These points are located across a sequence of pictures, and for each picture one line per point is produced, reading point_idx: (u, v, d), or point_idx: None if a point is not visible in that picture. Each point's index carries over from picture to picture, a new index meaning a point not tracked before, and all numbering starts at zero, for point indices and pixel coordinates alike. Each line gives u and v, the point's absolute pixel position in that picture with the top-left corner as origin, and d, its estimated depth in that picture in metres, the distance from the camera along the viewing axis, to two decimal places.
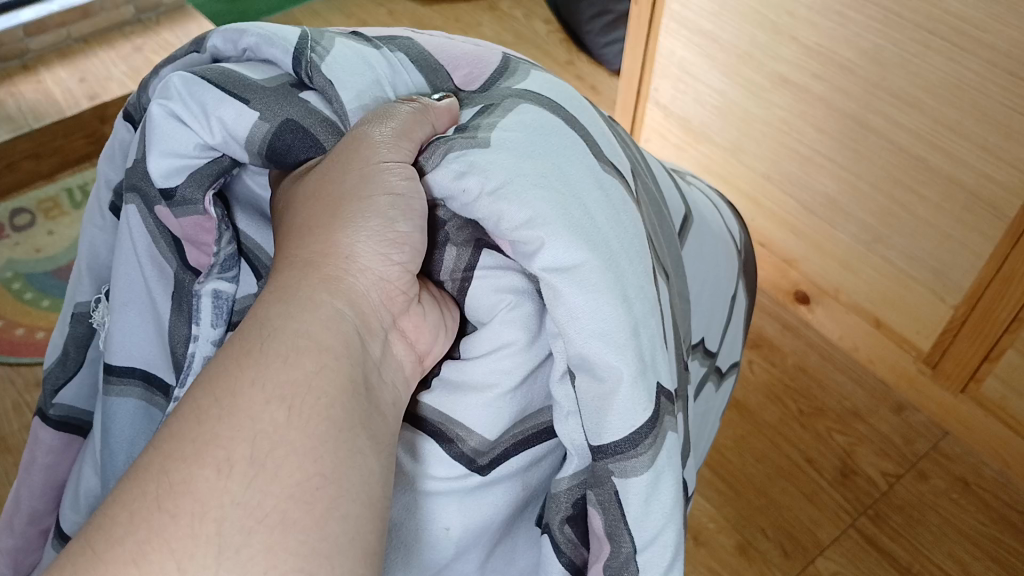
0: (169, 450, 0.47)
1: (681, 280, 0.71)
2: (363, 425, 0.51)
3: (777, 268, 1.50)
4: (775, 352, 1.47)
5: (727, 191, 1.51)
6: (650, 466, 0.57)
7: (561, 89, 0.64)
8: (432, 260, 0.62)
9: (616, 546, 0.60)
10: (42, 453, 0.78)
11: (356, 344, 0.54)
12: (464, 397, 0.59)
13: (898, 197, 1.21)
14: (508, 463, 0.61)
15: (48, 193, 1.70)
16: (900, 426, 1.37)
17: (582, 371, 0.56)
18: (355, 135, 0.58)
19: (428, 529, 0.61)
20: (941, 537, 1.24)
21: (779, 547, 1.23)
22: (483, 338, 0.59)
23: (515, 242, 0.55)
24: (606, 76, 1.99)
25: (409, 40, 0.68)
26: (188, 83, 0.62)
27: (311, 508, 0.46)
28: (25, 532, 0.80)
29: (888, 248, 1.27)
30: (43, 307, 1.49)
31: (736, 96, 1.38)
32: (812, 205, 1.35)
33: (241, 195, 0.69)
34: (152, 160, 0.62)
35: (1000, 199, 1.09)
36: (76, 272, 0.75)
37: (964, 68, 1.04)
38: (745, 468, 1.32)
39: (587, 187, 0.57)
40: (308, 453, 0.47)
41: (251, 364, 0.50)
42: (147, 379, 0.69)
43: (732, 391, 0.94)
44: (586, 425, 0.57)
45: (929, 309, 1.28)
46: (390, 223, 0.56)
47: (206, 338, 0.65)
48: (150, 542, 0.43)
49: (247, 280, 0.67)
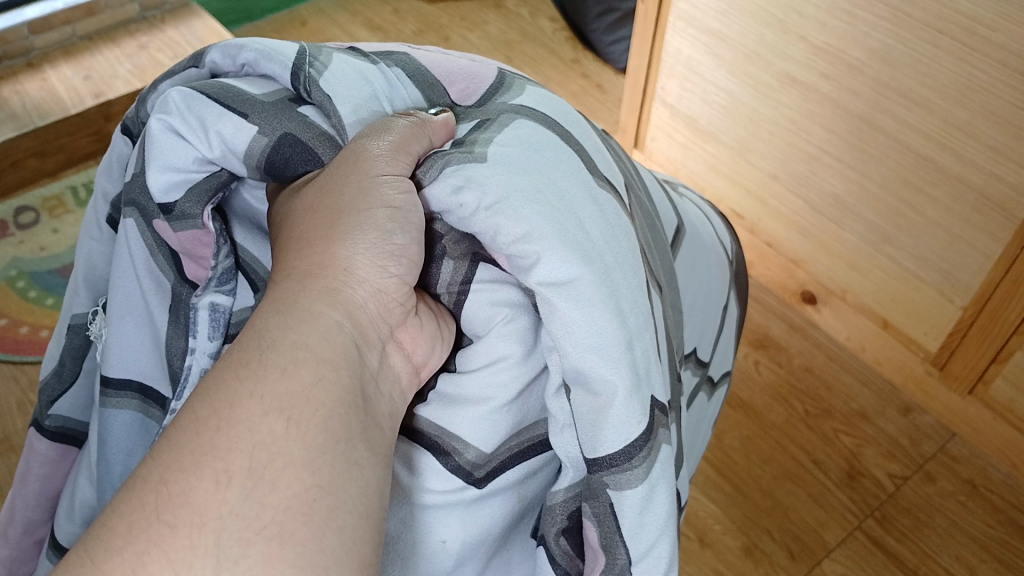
0: (168, 460, 0.46)
1: (674, 293, 0.70)
2: (361, 435, 0.50)
3: (784, 268, 1.49)
4: (781, 352, 1.46)
5: (734, 191, 1.50)
6: (645, 478, 0.56)
7: (556, 104, 0.64)
8: (429, 273, 0.61)
9: (611, 558, 0.59)
10: (37, 463, 0.77)
11: (354, 357, 0.53)
12: (460, 409, 0.59)
13: (907, 197, 1.20)
14: (504, 476, 0.60)
15: (52, 191, 1.70)
16: (906, 428, 1.36)
17: (578, 384, 0.55)
18: (354, 148, 0.58)
19: (425, 542, 0.60)
20: (949, 539, 1.23)
21: (785, 549, 1.22)
22: (481, 351, 0.59)
23: (511, 256, 0.54)
24: (612, 74, 1.99)
25: (406, 56, 0.67)
26: (188, 99, 0.61)
27: (309, 519, 0.45)
28: (20, 542, 0.79)
29: (896, 249, 1.26)
30: (47, 305, 1.49)
31: (744, 95, 1.37)
32: (820, 205, 1.34)
33: (239, 210, 0.69)
34: (151, 174, 0.62)
35: (1010, 199, 1.08)
36: (73, 284, 0.75)
37: (974, 68, 1.03)
38: (751, 470, 1.31)
39: (581, 202, 0.56)
40: (305, 464, 0.47)
41: (249, 375, 0.49)
42: (143, 392, 0.68)
43: (724, 401, 0.93)
44: (582, 437, 0.57)
45: (937, 310, 1.27)
46: (387, 236, 0.56)
47: (203, 351, 0.64)
48: (150, 552, 0.43)
49: (244, 292, 0.67)
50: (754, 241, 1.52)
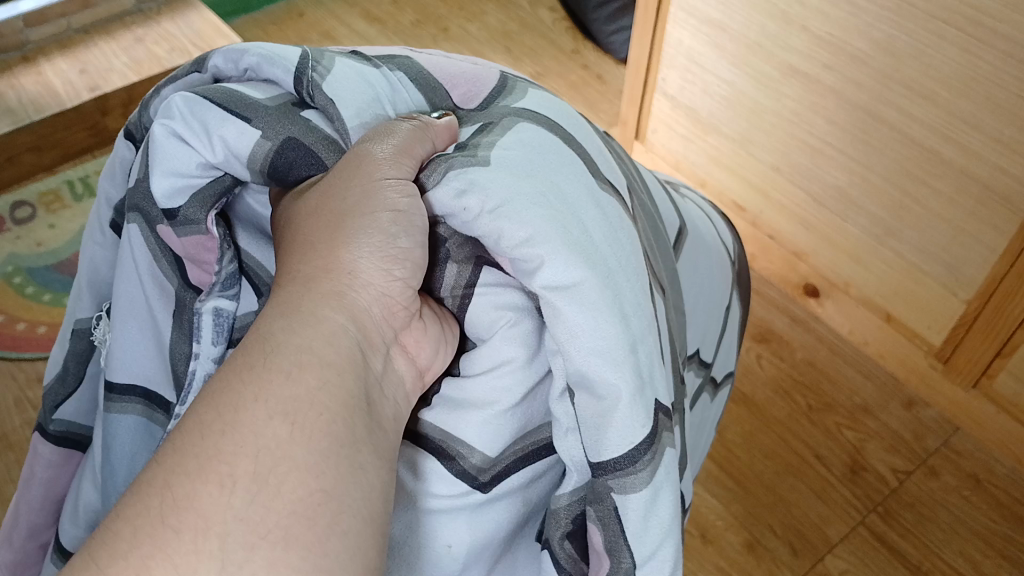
0: (172, 464, 0.45)
1: (676, 294, 0.69)
2: (365, 440, 0.49)
3: (786, 261, 1.48)
4: (784, 346, 1.45)
5: (736, 183, 1.49)
6: (650, 482, 0.55)
7: (558, 106, 0.63)
8: (432, 277, 0.60)
9: (616, 562, 0.58)
10: (41, 468, 0.77)
11: (357, 360, 0.52)
12: (464, 414, 0.58)
13: (911, 190, 1.19)
14: (508, 480, 0.59)
15: (49, 186, 1.68)
16: (909, 422, 1.35)
17: (582, 388, 0.54)
18: (356, 151, 0.57)
19: (429, 547, 0.59)
20: (952, 535, 1.22)
21: (787, 545, 1.21)
22: (484, 355, 0.58)
23: (515, 260, 0.53)
24: (612, 64, 1.97)
25: (408, 59, 0.66)
26: (190, 103, 0.60)
27: (313, 524, 0.45)
28: (24, 547, 0.78)
29: (900, 242, 1.25)
30: (44, 301, 1.48)
31: (745, 87, 1.36)
32: (822, 197, 1.33)
33: (243, 215, 0.68)
34: (154, 179, 0.60)
35: (1014, 192, 1.07)
36: (76, 289, 0.74)
37: (979, 59, 1.01)
38: (754, 465, 1.30)
39: (585, 205, 0.55)
40: (310, 469, 0.46)
41: (253, 380, 0.48)
42: (148, 397, 0.67)
43: (727, 401, 0.92)
44: (586, 441, 0.55)
45: (940, 303, 1.26)
46: (391, 239, 0.55)
47: (207, 356, 0.63)
48: (154, 557, 0.42)
49: (248, 297, 0.66)
50: (756, 234, 1.51)
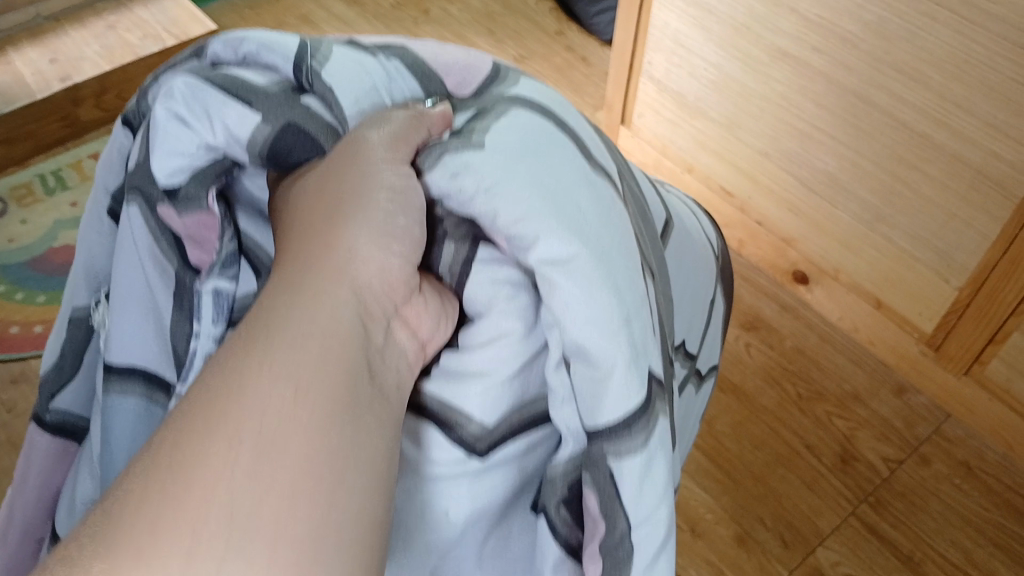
0: (178, 434, 0.41)
1: (665, 283, 0.65)
2: (367, 409, 0.44)
3: (775, 248, 1.45)
4: (772, 334, 1.42)
5: (723, 168, 1.46)
6: (645, 446, 0.50)
7: (554, 96, 0.59)
8: (431, 255, 0.55)
9: (612, 526, 0.51)
10: (37, 460, 0.68)
11: (358, 332, 0.47)
12: (460, 384, 0.52)
13: (902, 175, 1.16)
14: (506, 450, 0.53)
15: (20, 179, 1.64)
16: (900, 409, 1.33)
17: (576, 355, 0.49)
18: (351, 139, 0.54)
19: (428, 518, 0.53)
20: (944, 524, 1.21)
21: (778, 537, 1.19)
22: (481, 327, 0.53)
23: (510, 240, 0.50)
24: (597, 46, 1.93)
25: (406, 47, 0.62)
26: (192, 88, 0.57)
27: (310, 491, 0.39)
28: (19, 545, 0.68)
29: (891, 228, 1.23)
30: (17, 299, 1.44)
31: (733, 70, 1.32)
32: (812, 182, 1.30)
33: (241, 197, 0.61)
34: (155, 160, 0.57)
35: (1008, 177, 1.04)
36: (72, 276, 0.67)
37: (972, 43, 0.98)
38: (743, 456, 1.28)
39: (578, 182, 0.52)
40: (304, 433, 0.41)
41: (257, 349, 0.44)
42: (148, 377, 0.59)
43: (710, 396, 0.90)
44: (580, 406, 0.50)
45: (931, 289, 1.23)
46: (391, 219, 0.51)
47: (207, 335, 0.57)
48: (155, 529, 0.37)
49: (248, 277, 0.59)
50: (744, 219, 1.48)
